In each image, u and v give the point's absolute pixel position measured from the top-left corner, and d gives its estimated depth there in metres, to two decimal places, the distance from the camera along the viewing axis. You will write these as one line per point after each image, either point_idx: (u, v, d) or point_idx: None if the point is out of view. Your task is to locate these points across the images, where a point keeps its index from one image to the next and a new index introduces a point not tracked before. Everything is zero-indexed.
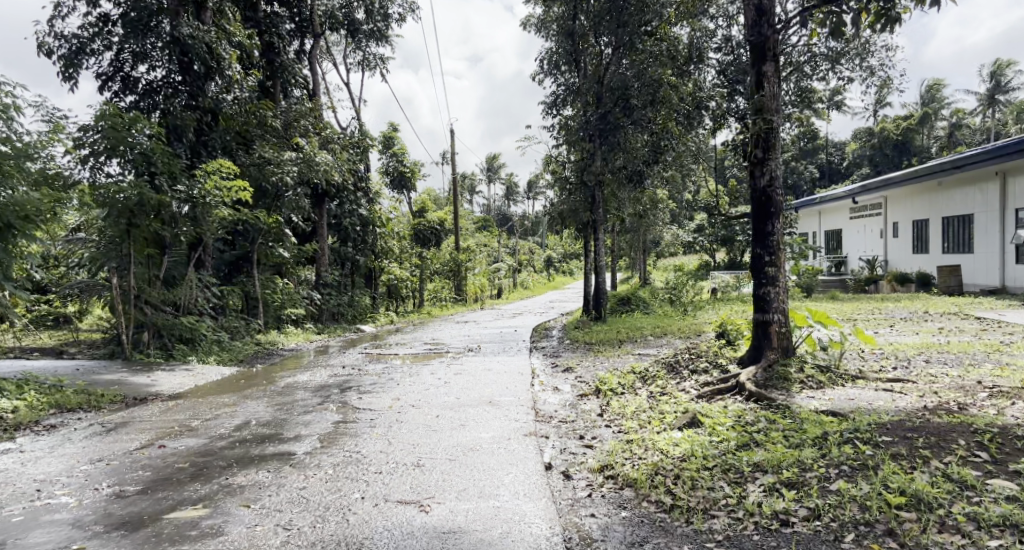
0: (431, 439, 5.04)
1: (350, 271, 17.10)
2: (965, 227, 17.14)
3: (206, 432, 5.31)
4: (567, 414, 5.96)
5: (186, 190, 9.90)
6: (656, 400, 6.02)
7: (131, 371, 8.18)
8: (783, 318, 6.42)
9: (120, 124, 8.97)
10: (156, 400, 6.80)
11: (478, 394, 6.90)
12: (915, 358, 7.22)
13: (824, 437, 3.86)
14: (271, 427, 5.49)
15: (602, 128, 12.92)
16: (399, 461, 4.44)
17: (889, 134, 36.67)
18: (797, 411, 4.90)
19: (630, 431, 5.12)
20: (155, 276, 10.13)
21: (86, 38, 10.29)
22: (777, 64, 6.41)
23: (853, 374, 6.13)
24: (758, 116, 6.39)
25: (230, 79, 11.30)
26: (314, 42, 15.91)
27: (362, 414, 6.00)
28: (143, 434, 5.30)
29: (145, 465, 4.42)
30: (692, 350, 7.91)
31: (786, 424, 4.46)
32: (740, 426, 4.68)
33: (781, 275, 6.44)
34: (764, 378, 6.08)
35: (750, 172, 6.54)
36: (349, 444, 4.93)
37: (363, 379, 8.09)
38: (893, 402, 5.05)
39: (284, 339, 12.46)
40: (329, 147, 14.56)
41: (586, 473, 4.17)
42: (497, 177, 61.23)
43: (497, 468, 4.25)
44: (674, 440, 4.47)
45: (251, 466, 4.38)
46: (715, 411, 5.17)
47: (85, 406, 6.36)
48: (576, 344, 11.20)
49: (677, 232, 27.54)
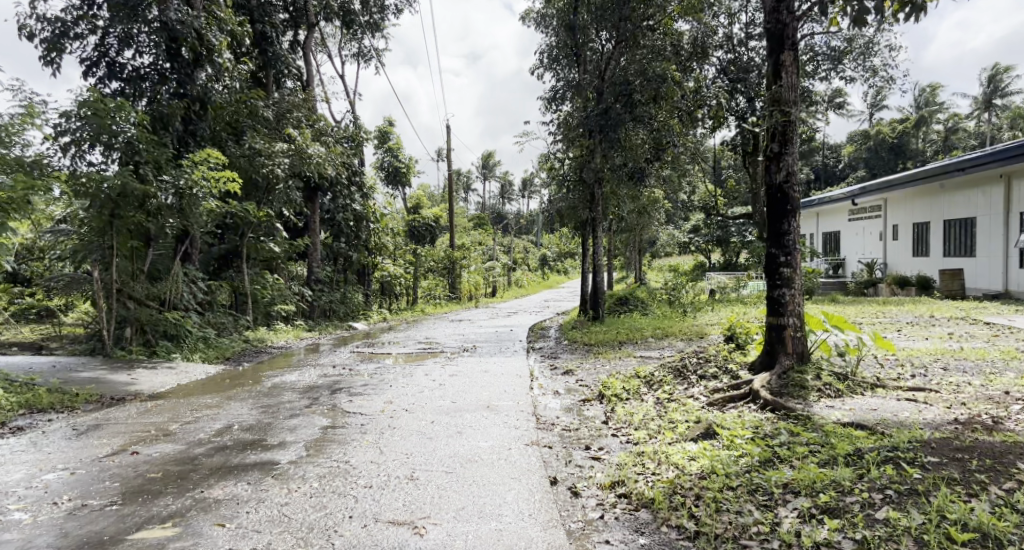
0: (424, 448, 4.68)
1: (343, 267, 16.76)
2: (967, 231, 16.90)
3: (184, 437, 4.92)
4: (570, 422, 5.62)
5: (171, 180, 9.41)
6: (665, 408, 5.68)
7: (110, 369, 7.77)
8: (798, 322, 6.11)
9: (104, 111, 8.53)
10: (135, 399, 6.41)
11: (474, 398, 6.53)
12: (933, 366, 6.92)
13: (858, 456, 3.55)
14: (255, 432, 5.11)
15: (603, 124, 12.24)
16: (392, 474, 4.10)
17: (885, 137, 36.52)
18: (820, 423, 4.58)
19: (640, 441, 4.80)
20: (139, 270, 9.72)
21: (69, 22, 9.70)
22: (796, 52, 6.07)
23: (871, 382, 5.84)
24: (775, 108, 6.06)
25: (220, 67, 10.91)
26: (307, 32, 15.42)
27: (352, 418, 5.64)
28: (115, 439, 4.90)
29: (112, 476, 4.02)
30: (698, 353, 7.57)
31: (811, 437, 4.12)
32: (760, 439, 4.35)
33: (796, 276, 6.12)
34: (777, 385, 5.77)
35: (766, 167, 6.21)
36: (338, 452, 4.57)
37: (354, 381, 7.70)
38: (921, 414, 4.76)
39: (274, 336, 12.08)
40: (322, 140, 14.00)
41: (596, 490, 3.83)
42: (493, 174, 60.83)
43: (498, 483, 3.91)
44: (690, 453, 4.15)
45: (228, 478, 3.99)
46: (731, 421, 4.85)
47: (57, 406, 5.94)
48: (573, 345, 10.86)
49: (674, 232, 27.32)
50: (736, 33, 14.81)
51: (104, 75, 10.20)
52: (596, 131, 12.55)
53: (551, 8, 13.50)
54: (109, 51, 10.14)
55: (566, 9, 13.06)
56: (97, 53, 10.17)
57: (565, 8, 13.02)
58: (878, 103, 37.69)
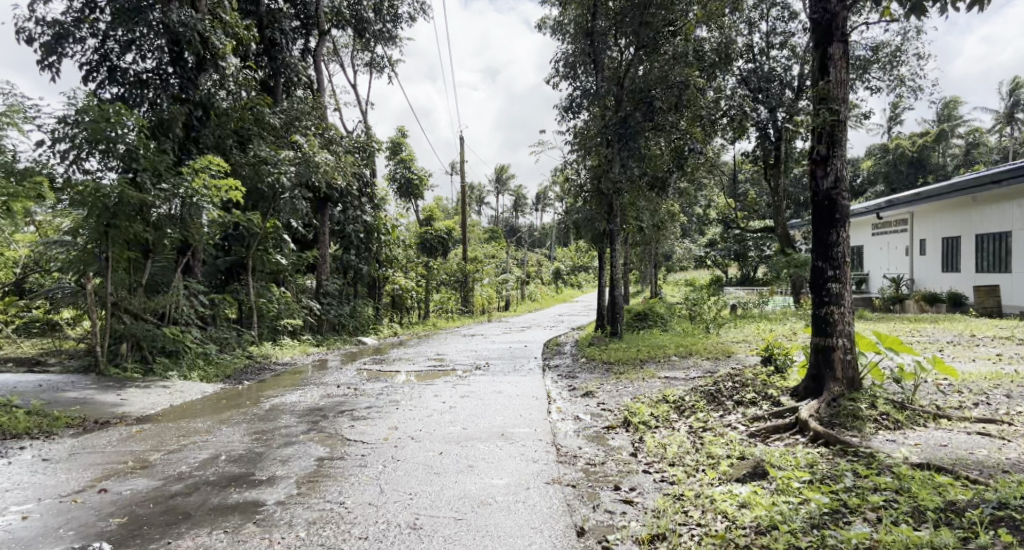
0: (431, 486, 4.10)
1: (352, 281, 16.30)
2: (1001, 245, 16.06)
3: (162, 471, 4.40)
4: (594, 454, 5.01)
5: (171, 188, 8.88)
6: (702, 440, 5.05)
7: (100, 389, 7.28)
8: (848, 343, 5.49)
9: (103, 116, 8.16)
10: (120, 424, 5.91)
11: (488, 425, 5.95)
12: (996, 393, 6.21)
13: (957, 515, 3.05)
14: (242, 465, 4.57)
15: (622, 133, 11.68)
16: (392, 520, 3.55)
17: (904, 151, 35.25)
18: (888, 463, 3.96)
19: (677, 481, 4.20)
20: (137, 282, 9.27)
21: (70, 25, 9.36)
22: (846, 45, 5.50)
23: (933, 411, 5.20)
24: (823, 105, 5.50)
25: (224, 72, 10.51)
26: (318, 39, 15.06)
27: (353, 448, 5.09)
28: (87, 472, 4.39)
29: (68, 522, 3.50)
30: (733, 376, 6.89)
31: (883, 481, 3.50)
32: (821, 483, 3.72)
33: (847, 292, 5.51)
34: (827, 415, 5.15)
35: (811, 172, 5.65)
36: (333, 491, 4.02)
37: (358, 402, 7.15)
38: (1003, 452, 4.15)
39: (279, 351, 11.59)
40: (331, 149, 13.57)
41: (632, 547, 3.28)
42: (505, 188, 60.35)
43: (515, 536, 3.36)
44: (740, 498, 3.58)
45: (203, 524, 3.46)
46: (781, 458, 4.23)
47: (33, 431, 5.45)
48: (592, 363, 10.22)
49: (692, 245, 26.65)
50: (757, 42, 14.65)
51: (104, 79, 9.83)
52: (613, 141, 11.86)
53: (566, 16, 12.91)
54: (110, 55, 9.77)
55: (584, 14, 12.22)
56: (97, 57, 9.78)
57: (581, 14, 12.17)
58: (898, 115, 36.97)
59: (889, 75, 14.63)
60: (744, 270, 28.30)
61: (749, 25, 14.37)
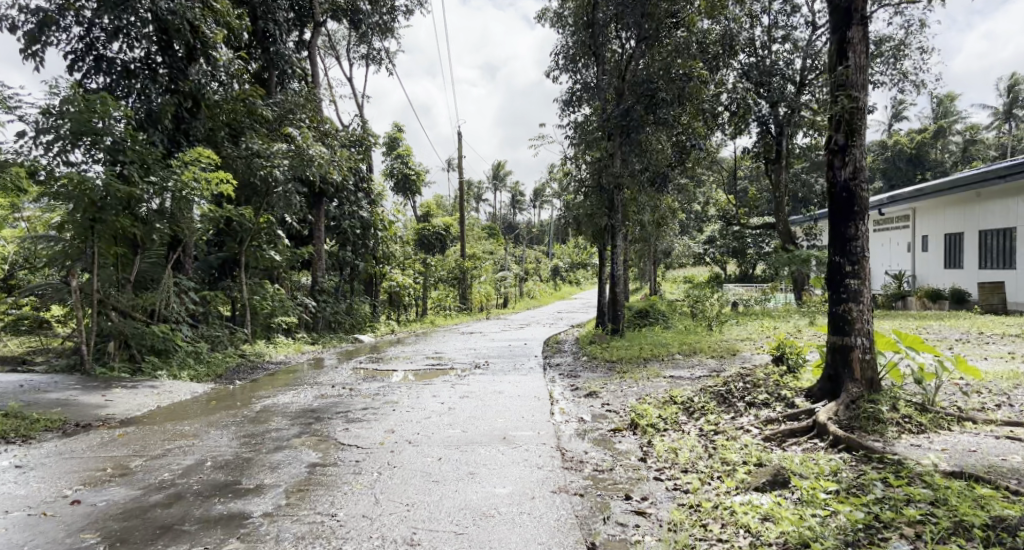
0: (430, 496, 3.84)
1: (348, 277, 16.02)
2: (1005, 241, 15.80)
3: (143, 479, 4.12)
4: (601, 459, 4.74)
5: (159, 181, 8.54)
6: (714, 444, 4.80)
7: (84, 389, 7.00)
8: (867, 342, 5.22)
9: (89, 107, 7.83)
10: (103, 427, 5.63)
11: (489, 427, 5.68)
12: (1016, 393, 5.96)
13: (1007, 536, 2.78)
14: (230, 471, 4.31)
15: (625, 124, 11.39)
16: (389, 536, 3.28)
17: (903, 147, 35.06)
18: (919, 470, 3.70)
19: (692, 489, 3.94)
20: (125, 278, 9.05)
21: (54, 12, 9.04)
22: (865, 28, 5.25)
23: (957, 414, 4.93)
24: (841, 91, 5.26)
25: (215, 61, 10.20)
26: (313, 31, 14.75)
27: (346, 453, 4.82)
28: (62, 480, 4.11)
29: (34, 539, 3.22)
30: (743, 376, 6.62)
31: (916, 492, 3.23)
32: (849, 493, 3.45)
33: (865, 288, 5.24)
34: (846, 418, 4.89)
35: (828, 162, 5.39)
36: (324, 501, 3.75)
37: (354, 403, 6.88)
38: None
39: (273, 349, 11.31)
40: (326, 142, 13.29)
41: None
42: (502, 185, 60.06)
43: None
44: (762, 511, 3.32)
45: (181, 542, 3.19)
46: (803, 466, 3.96)
47: (9, 435, 5.17)
48: (594, 361, 9.98)
49: (692, 242, 26.39)
50: (759, 36, 14.39)
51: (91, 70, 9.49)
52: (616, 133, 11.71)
53: (567, 6, 12.59)
54: (95, 44, 9.34)
55: (584, 5, 11.93)
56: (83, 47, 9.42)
57: (583, 5, 11.91)
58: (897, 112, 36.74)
59: (893, 70, 14.40)
60: (744, 267, 28.10)
61: (750, 19, 14.09)
